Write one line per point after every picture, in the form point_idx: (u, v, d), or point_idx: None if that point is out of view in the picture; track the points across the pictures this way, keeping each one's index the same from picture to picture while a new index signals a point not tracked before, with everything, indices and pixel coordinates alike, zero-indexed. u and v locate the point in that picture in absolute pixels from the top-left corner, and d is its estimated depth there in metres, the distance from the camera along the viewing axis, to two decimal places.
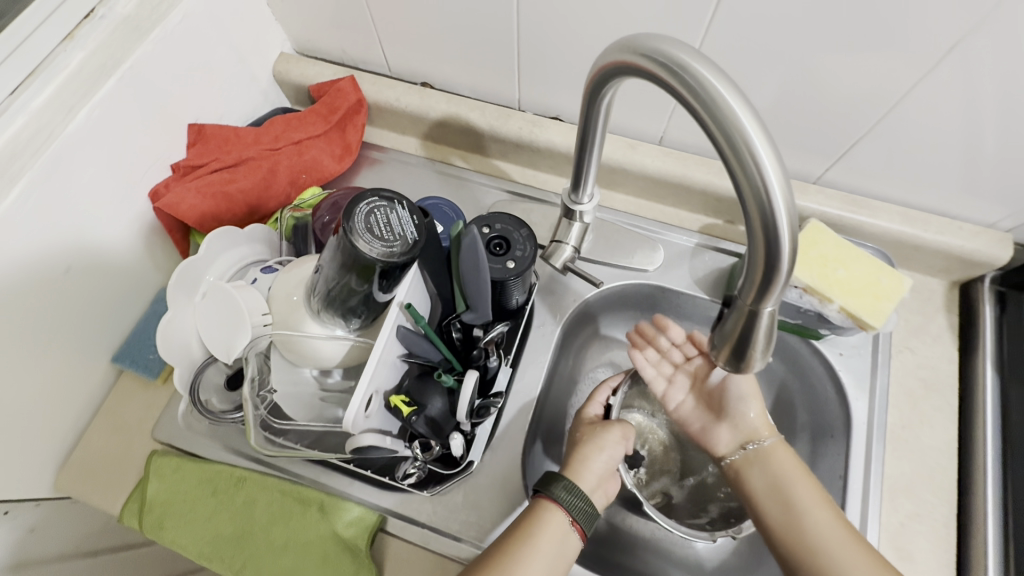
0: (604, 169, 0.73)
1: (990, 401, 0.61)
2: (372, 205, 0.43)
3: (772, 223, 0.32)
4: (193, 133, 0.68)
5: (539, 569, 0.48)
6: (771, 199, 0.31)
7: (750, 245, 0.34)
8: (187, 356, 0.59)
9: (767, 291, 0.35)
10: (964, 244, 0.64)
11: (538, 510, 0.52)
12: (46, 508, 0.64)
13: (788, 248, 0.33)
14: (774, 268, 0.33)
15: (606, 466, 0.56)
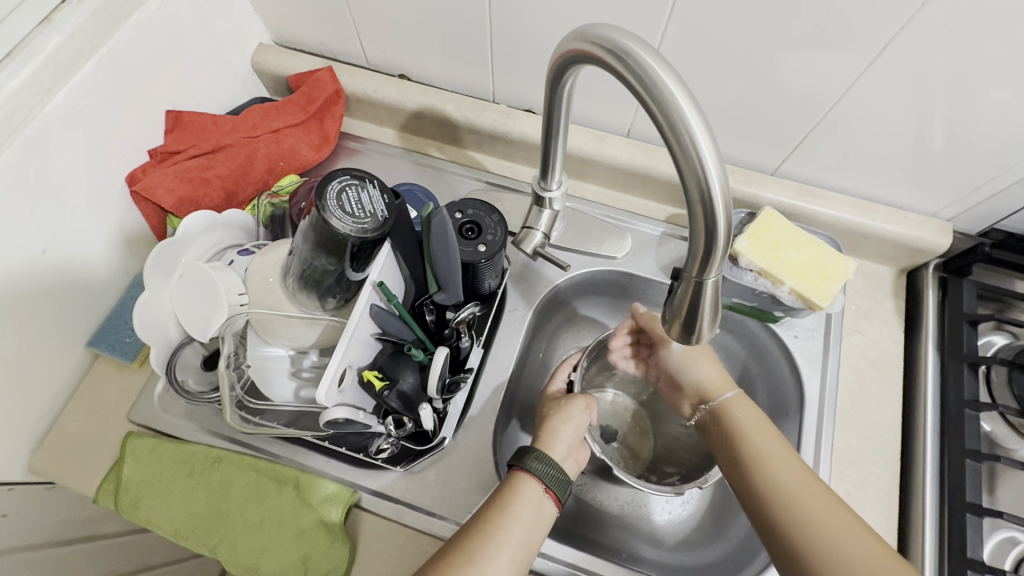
0: (576, 160, 0.76)
1: (931, 378, 0.66)
2: (343, 184, 0.45)
3: (709, 203, 0.34)
4: (170, 120, 0.69)
5: (517, 533, 0.50)
6: (708, 179, 0.34)
7: (692, 224, 0.37)
8: (163, 337, 0.60)
9: (709, 264, 0.38)
10: (908, 233, 0.69)
11: (514, 482, 0.53)
12: (19, 490, 0.64)
13: (724, 225, 0.35)
14: (712, 244, 0.36)
15: (575, 435, 0.58)
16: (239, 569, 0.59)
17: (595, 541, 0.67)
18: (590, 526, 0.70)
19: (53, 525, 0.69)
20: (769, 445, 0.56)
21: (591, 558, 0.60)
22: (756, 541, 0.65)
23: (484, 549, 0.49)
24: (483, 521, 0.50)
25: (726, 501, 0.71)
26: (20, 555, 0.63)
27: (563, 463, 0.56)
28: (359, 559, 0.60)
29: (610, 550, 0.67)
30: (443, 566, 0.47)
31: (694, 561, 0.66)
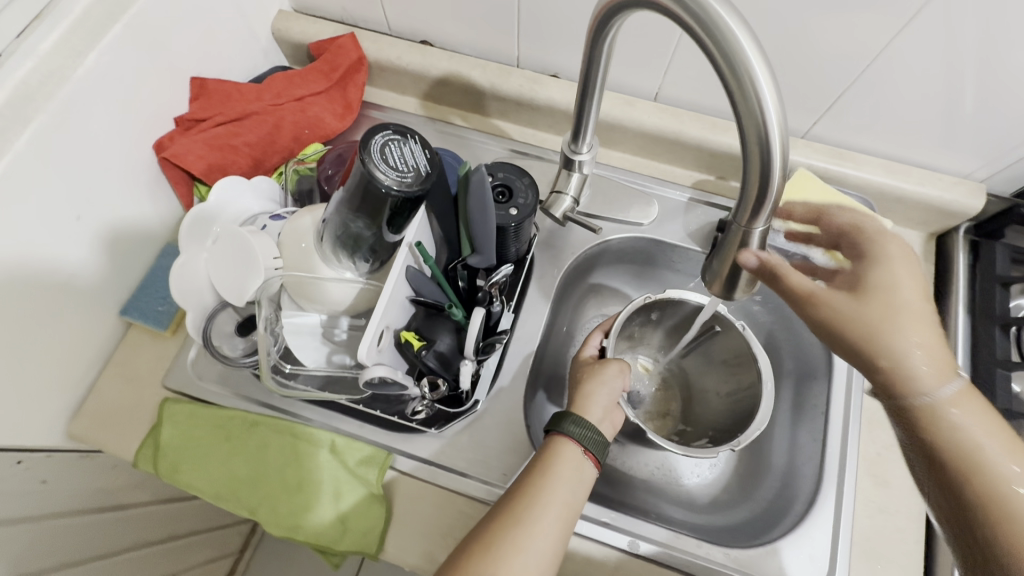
0: (602, 126, 0.75)
1: (962, 341, 0.66)
2: (386, 137, 0.45)
3: (767, 149, 0.35)
4: (196, 86, 0.69)
5: (564, 496, 0.50)
6: (766, 123, 0.34)
7: (747, 175, 0.37)
8: (199, 303, 0.60)
9: (758, 216, 0.39)
10: (942, 194, 0.68)
11: (553, 447, 0.53)
12: (66, 456, 0.65)
13: (779, 174, 0.36)
14: (765, 194, 0.37)
15: (610, 399, 0.58)
16: (281, 530, 0.60)
17: (624, 504, 0.68)
18: (619, 490, 0.70)
19: (87, 493, 0.70)
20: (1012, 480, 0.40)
21: (624, 517, 0.60)
22: (785, 502, 0.65)
23: (531, 509, 0.49)
24: (524, 485, 0.51)
25: (753, 464, 0.72)
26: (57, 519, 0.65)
27: (599, 425, 0.56)
28: (397, 519, 0.61)
29: (639, 511, 0.67)
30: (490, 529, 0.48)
31: (724, 521, 0.67)
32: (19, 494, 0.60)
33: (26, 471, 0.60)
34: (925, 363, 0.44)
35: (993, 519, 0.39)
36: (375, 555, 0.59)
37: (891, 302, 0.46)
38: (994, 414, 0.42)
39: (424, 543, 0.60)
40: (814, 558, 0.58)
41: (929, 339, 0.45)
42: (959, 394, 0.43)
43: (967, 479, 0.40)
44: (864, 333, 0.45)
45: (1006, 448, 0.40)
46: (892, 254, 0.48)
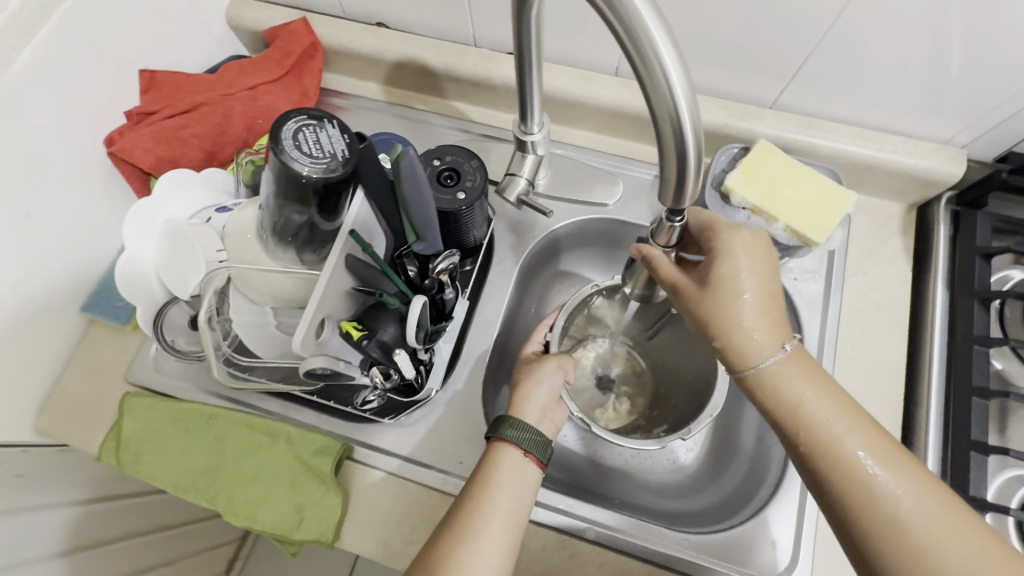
0: (561, 103, 0.72)
1: (939, 316, 0.63)
2: (299, 123, 0.43)
3: (679, 129, 0.33)
4: (145, 79, 0.68)
5: (506, 502, 0.50)
6: (676, 104, 0.32)
7: (664, 155, 0.35)
8: (148, 297, 0.60)
9: (683, 196, 0.38)
10: (918, 162, 0.64)
11: (492, 452, 0.52)
12: (37, 453, 0.66)
13: (694, 153, 0.34)
14: (684, 174, 0.35)
15: (548, 397, 0.57)
16: (238, 520, 0.60)
17: (587, 490, 0.68)
18: (585, 476, 0.69)
19: (65, 487, 0.72)
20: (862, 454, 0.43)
21: (581, 505, 0.60)
22: (751, 487, 0.64)
23: (474, 523, 0.48)
24: (468, 498, 0.50)
25: (722, 448, 0.70)
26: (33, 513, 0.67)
27: (537, 426, 0.55)
28: (353, 508, 0.62)
29: (603, 498, 0.67)
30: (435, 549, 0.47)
31: (689, 507, 0.66)
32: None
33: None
34: (760, 337, 0.47)
35: (850, 497, 0.42)
36: (330, 544, 0.60)
37: (729, 294, 0.48)
38: (818, 374, 0.46)
39: (381, 530, 0.61)
40: (775, 544, 0.58)
41: (762, 312, 0.48)
42: (781, 363, 0.46)
43: (817, 459, 0.44)
44: (711, 321, 0.48)
45: (837, 410, 0.44)
46: (733, 246, 0.49)
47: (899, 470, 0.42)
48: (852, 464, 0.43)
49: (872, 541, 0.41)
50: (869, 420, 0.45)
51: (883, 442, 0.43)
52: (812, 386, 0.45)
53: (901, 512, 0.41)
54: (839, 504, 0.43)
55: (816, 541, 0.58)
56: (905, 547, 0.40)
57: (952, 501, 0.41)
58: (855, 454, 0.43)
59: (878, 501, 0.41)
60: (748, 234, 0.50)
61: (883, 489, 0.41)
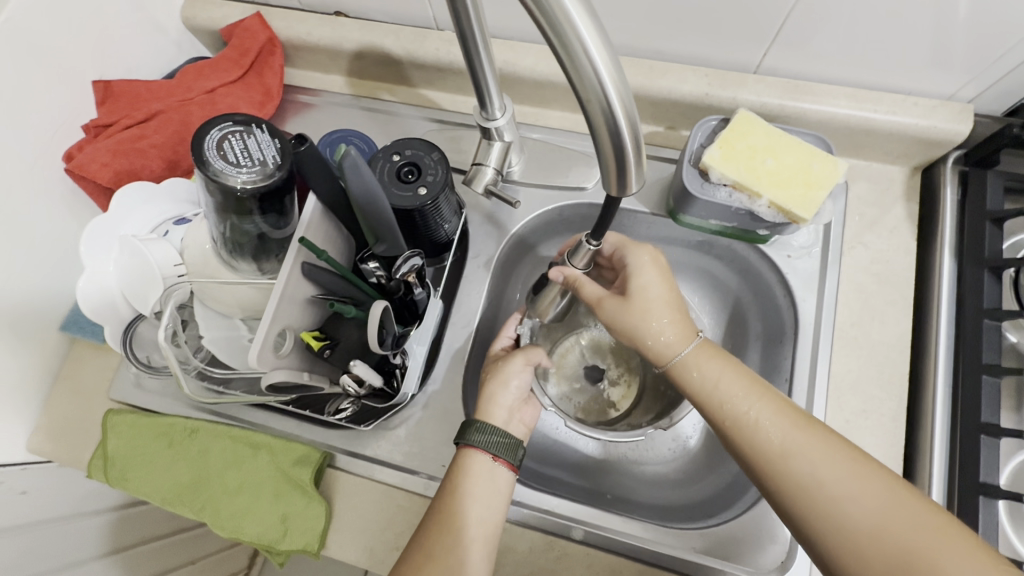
0: (531, 84, 0.68)
1: (946, 288, 0.58)
2: (225, 131, 0.42)
3: (609, 113, 0.31)
4: (99, 90, 0.66)
5: (474, 508, 0.50)
6: (602, 85, 0.30)
7: (598, 142, 0.33)
8: (115, 315, 0.59)
9: (627, 183, 0.35)
10: (919, 122, 0.59)
11: (460, 458, 0.53)
12: (34, 472, 0.67)
13: (629, 136, 0.32)
14: (623, 160, 0.33)
15: (516, 396, 0.57)
16: (225, 532, 0.60)
17: (577, 488, 0.65)
18: (577, 472, 0.67)
19: (79, 498, 0.73)
20: (779, 430, 0.46)
21: (568, 504, 0.58)
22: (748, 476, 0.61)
23: (445, 541, 0.48)
24: (438, 511, 0.51)
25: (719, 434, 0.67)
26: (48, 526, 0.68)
27: (505, 427, 0.55)
28: (337, 516, 0.61)
29: (593, 494, 0.64)
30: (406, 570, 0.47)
31: (683, 499, 0.64)
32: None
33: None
34: (673, 334, 0.52)
35: (768, 466, 0.45)
36: (316, 553, 0.59)
37: (644, 299, 0.53)
38: (728, 358, 0.51)
39: (366, 537, 0.60)
40: (772, 536, 0.56)
41: (673, 310, 0.53)
42: (695, 352, 0.51)
43: (735, 435, 0.47)
44: (631, 330, 0.53)
45: (747, 387, 0.49)
46: (641, 261, 0.55)
47: (806, 434, 0.45)
48: (763, 435, 0.46)
49: (793, 504, 0.44)
50: (777, 395, 0.49)
51: (791, 412, 0.47)
52: (722, 369, 0.50)
53: (815, 473, 0.44)
54: (761, 475, 0.46)
55: None
56: (821, 505, 0.43)
57: (861, 457, 0.44)
58: (765, 425, 0.46)
59: (793, 465, 0.44)
60: (653, 252, 0.56)
61: (794, 454, 0.45)
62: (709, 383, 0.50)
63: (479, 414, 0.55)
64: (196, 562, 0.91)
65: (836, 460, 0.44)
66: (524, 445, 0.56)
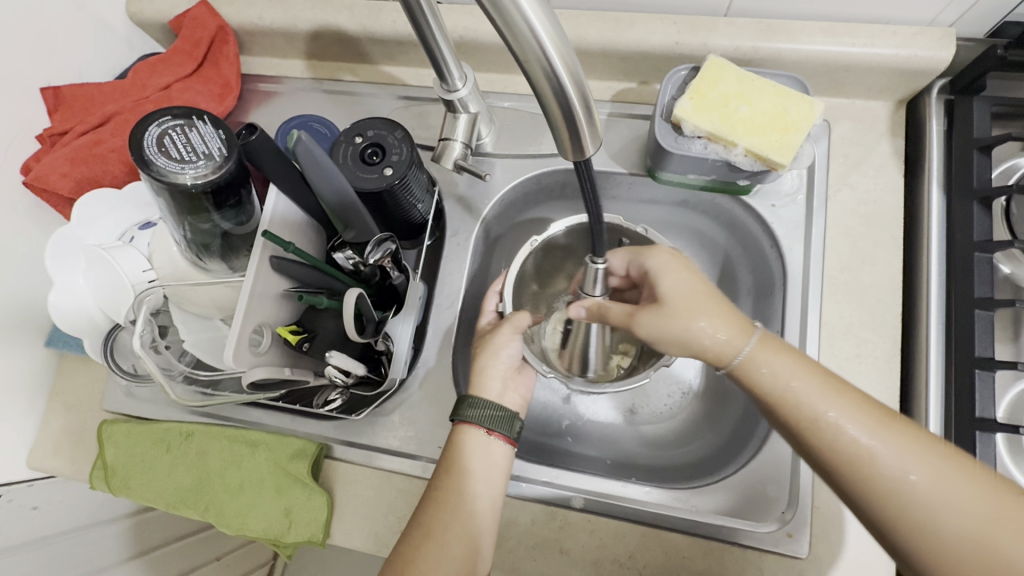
0: (495, 50, 0.66)
1: (935, 224, 0.56)
2: (163, 126, 0.40)
3: (552, 74, 0.29)
4: (50, 96, 0.63)
5: (477, 486, 0.50)
6: (541, 44, 0.28)
7: (547, 106, 0.31)
8: (92, 326, 0.58)
9: (583, 144, 0.34)
10: (898, 52, 0.56)
11: (456, 436, 0.52)
12: (40, 488, 0.68)
13: (577, 96, 0.30)
14: (574, 121, 0.32)
15: (508, 365, 0.55)
16: (231, 530, 0.60)
17: (576, 456, 0.65)
18: (578, 441, 0.67)
19: (93, 507, 0.74)
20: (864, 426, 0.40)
21: (567, 474, 0.58)
22: (747, 432, 0.61)
23: (442, 517, 0.48)
24: (439, 488, 0.50)
25: (717, 390, 0.67)
26: (65, 537, 0.69)
27: (499, 400, 0.54)
28: (340, 505, 0.61)
29: (594, 462, 0.65)
30: (407, 545, 0.47)
31: (684, 458, 0.64)
32: (13, 522, 0.63)
33: (8, 502, 0.64)
34: (727, 331, 0.45)
35: (858, 479, 0.39)
36: (322, 543, 0.59)
37: (684, 298, 0.47)
38: (791, 351, 0.44)
39: (371, 524, 0.60)
40: (774, 488, 0.56)
41: (719, 307, 0.46)
42: (755, 347, 0.44)
43: (814, 445, 0.41)
44: (679, 333, 0.46)
45: (822, 388, 0.42)
46: (664, 262, 0.50)
47: (898, 437, 0.39)
48: (848, 444, 0.40)
49: (887, 520, 0.39)
50: (854, 391, 0.42)
51: (873, 410, 0.41)
52: (791, 368, 0.43)
53: (913, 481, 0.38)
54: (847, 488, 0.40)
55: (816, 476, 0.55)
56: (924, 521, 0.37)
57: (957, 461, 0.39)
58: (850, 431, 0.40)
59: (885, 475, 0.39)
60: (672, 250, 0.51)
61: (888, 465, 0.39)
62: (776, 382, 0.43)
63: (472, 389, 0.54)
64: (222, 558, 0.92)
65: (929, 461, 0.38)
66: (521, 417, 0.54)
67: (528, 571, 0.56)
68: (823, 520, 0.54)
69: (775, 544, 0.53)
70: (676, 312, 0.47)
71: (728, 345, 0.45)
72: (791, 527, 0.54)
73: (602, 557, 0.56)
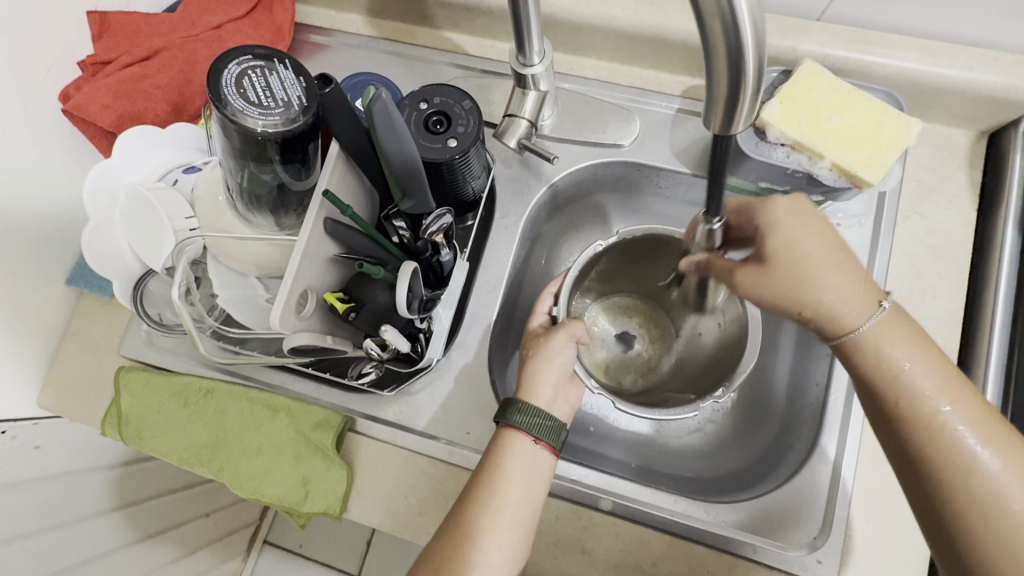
0: (569, 28, 0.63)
1: (1007, 262, 0.54)
2: (243, 66, 0.38)
3: (733, 30, 0.26)
4: (95, 22, 0.60)
5: (516, 493, 0.48)
6: (733, 7, 0.25)
7: (711, 67, 0.28)
8: (123, 269, 0.55)
9: (734, 120, 0.30)
10: (995, 80, 0.53)
11: (501, 439, 0.50)
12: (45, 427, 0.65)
13: (753, 64, 0.27)
14: (737, 93, 0.28)
15: (560, 373, 0.53)
16: (244, 493, 0.58)
17: (601, 456, 0.64)
18: (602, 441, 0.66)
19: (94, 452, 0.71)
20: (977, 429, 0.40)
21: (597, 474, 0.57)
22: (780, 452, 0.60)
23: (478, 514, 0.47)
24: (478, 489, 0.48)
25: (753, 407, 0.65)
26: (61, 479, 0.66)
27: (549, 408, 0.52)
28: (358, 480, 0.59)
29: (619, 464, 0.63)
30: (447, 551, 0.46)
31: (712, 471, 0.62)
32: (14, 460, 0.60)
33: (10, 439, 0.60)
34: (852, 303, 0.43)
35: (941, 468, 0.40)
36: (338, 516, 0.58)
37: (800, 272, 0.44)
38: (922, 342, 0.43)
39: (388, 504, 0.59)
40: (810, 513, 0.54)
41: (846, 275, 0.44)
42: (880, 326, 0.43)
43: (908, 427, 0.42)
44: (785, 300, 0.45)
45: (942, 384, 0.42)
46: (779, 218, 0.44)
47: (1010, 450, 0.39)
48: (958, 442, 0.40)
49: (973, 534, 0.39)
50: (979, 396, 0.42)
51: (992, 421, 0.41)
52: (915, 355, 0.42)
53: (1002, 492, 0.38)
54: (925, 475, 0.41)
55: (852, 505, 0.54)
56: (1001, 532, 0.38)
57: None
58: (957, 428, 0.40)
59: (975, 476, 0.39)
60: (791, 200, 0.45)
61: (990, 469, 0.39)
62: (881, 366, 0.43)
63: (522, 393, 0.52)
64: (210, 515, 0.94)
65: None
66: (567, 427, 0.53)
67: (547, 568, 0.55)
68: (856, 549, 0.53)
69: (803, 570, 0.52)
70: (777, 284, 0.45)
71: (842, 320, 0.44)
72: (822, 554, 0.52)
73: (625, 561, 0.55)
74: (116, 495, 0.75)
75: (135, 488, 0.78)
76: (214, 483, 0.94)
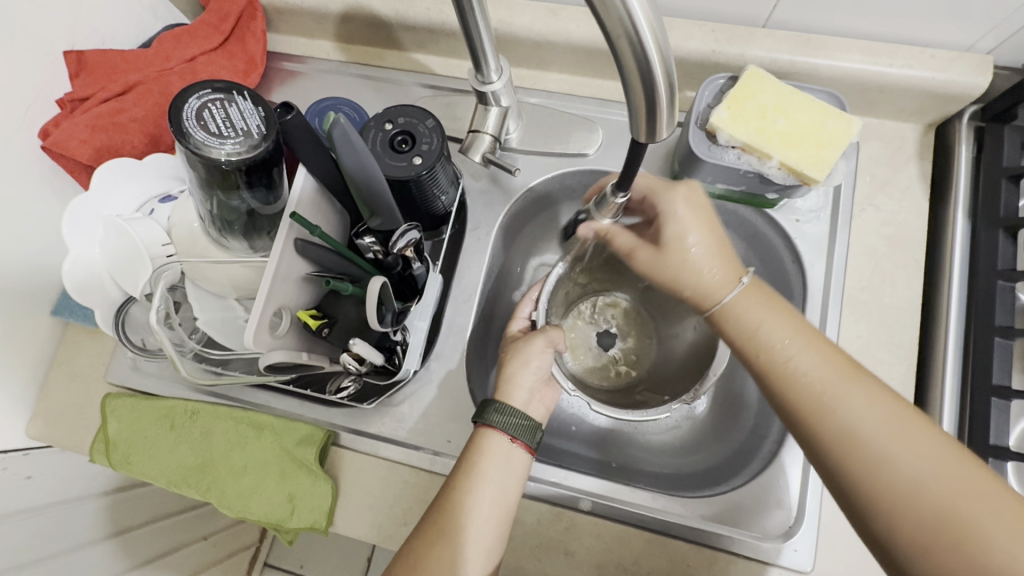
0: (528, 45, 0.65)
1: (958, 248, 0.56)
2: (204, 99, 0.40)
3: (640, 53, 0.28)
4: (72, 62, 0.62)
5: (491, 493, 0.49)
6: (638, 32, 0.27)
7: (627, 81, 0.30)
8: (104, 298, 0.58)
9: (657, 128, 0.33)
10: (934, 76, 0.56)
11: (477, 439, 0.52)
12: (36, 458, 0.66)
13: (664, 80, 0.29)
14: (653, 105, 0.31)
15: (535, 377, 0.55)
16: (232, 512, 0.59)
17: (581, 457, 0.65)
18: (583, 442, 0.67)
19: (86, 480, 0.72)
20: (828, 369, 0.43)
21: (576, 476, 0.58)
22: (754, 446, 0.62)
23: (455, 515, 0.48)
24: (453, 490, 0.49)
25: (727, 402, 0.67)
26: (56, 508, 0.67)
27: (525, 408, 0.53)
28: (344, 493, 0.61)
29: (599, 464, 0.64)
30: (420, 550, 0.47)
31: (688, 467, 0.64)
32: (6, 491, 0.61)
33: (2, 471, 0.62)
34: (722, 275, 0.48)
35: (806, 413, 0.42)
36: (325, 530, 0.59)
37: (683, 253, 0.48)
38: (777, 301, 0.47)
39: (374, 516, 0.60)
40: (775, 501, 0.56)
41: (723, 256, 0.48)
42: (741, 296, 0.47)
43: (773, 381, 0.44)
44: (673, 278, 0.49)
45: (795, 334, 0.45)
46: (676, 206, 0.49)
47: (858, 386, 0.42)
48: (810, 385, 0.42)
49: (849, 474, 0.40)
50: (825, 341, 0.45)
51: (842, 362, 0.43)
52: (769, 314, 0.46)
53: (858, 426, 0.40)
54: (797, 423, 0.43)
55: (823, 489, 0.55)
56: (863, 463, 0.40)
57: (906, 411, 0.41)
58: (810, 375, 0.43)
59: (834, 415, 0.41)
60: (688, 190, 0.50)
61: (842, 406, 0.41)
62: (750, 327, 0.46)
63: (498, 394, 0.54)
64: (208, 538, 0.95)
65: (893, 413, 0.41)
66: (544, 427, 0.54)
67: (531, 571, 0.56)
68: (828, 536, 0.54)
69: (779, 557, 0.53)
70: (669, 266, 0.49)
71: (716, 295, 0.47)
72: (797, 543, 0.54)
73: (608, 560, 0.56)
74: (109, 523, 0.75)
75: (129, 514, 0.78)
76: (208, 507, 0.94)
